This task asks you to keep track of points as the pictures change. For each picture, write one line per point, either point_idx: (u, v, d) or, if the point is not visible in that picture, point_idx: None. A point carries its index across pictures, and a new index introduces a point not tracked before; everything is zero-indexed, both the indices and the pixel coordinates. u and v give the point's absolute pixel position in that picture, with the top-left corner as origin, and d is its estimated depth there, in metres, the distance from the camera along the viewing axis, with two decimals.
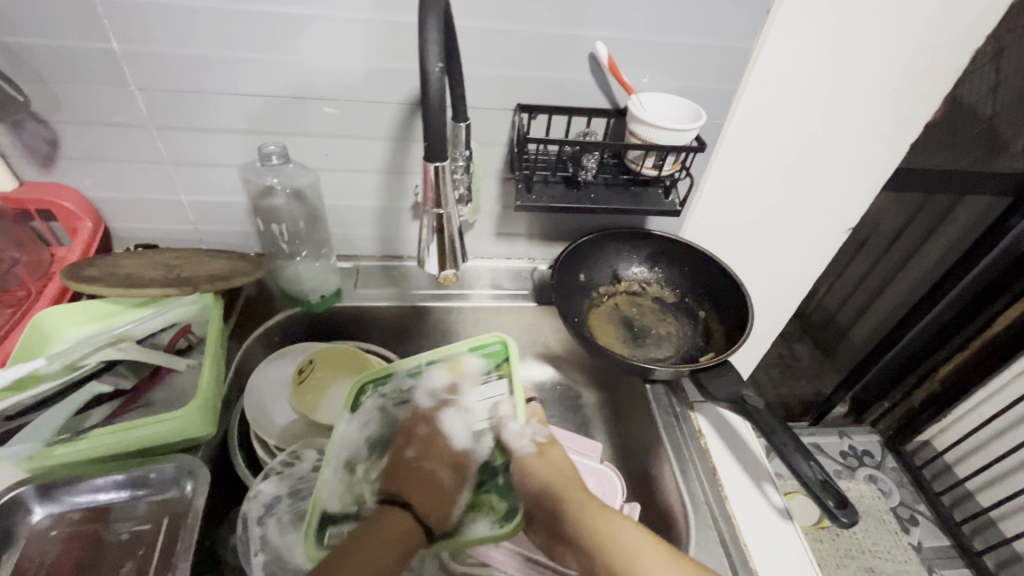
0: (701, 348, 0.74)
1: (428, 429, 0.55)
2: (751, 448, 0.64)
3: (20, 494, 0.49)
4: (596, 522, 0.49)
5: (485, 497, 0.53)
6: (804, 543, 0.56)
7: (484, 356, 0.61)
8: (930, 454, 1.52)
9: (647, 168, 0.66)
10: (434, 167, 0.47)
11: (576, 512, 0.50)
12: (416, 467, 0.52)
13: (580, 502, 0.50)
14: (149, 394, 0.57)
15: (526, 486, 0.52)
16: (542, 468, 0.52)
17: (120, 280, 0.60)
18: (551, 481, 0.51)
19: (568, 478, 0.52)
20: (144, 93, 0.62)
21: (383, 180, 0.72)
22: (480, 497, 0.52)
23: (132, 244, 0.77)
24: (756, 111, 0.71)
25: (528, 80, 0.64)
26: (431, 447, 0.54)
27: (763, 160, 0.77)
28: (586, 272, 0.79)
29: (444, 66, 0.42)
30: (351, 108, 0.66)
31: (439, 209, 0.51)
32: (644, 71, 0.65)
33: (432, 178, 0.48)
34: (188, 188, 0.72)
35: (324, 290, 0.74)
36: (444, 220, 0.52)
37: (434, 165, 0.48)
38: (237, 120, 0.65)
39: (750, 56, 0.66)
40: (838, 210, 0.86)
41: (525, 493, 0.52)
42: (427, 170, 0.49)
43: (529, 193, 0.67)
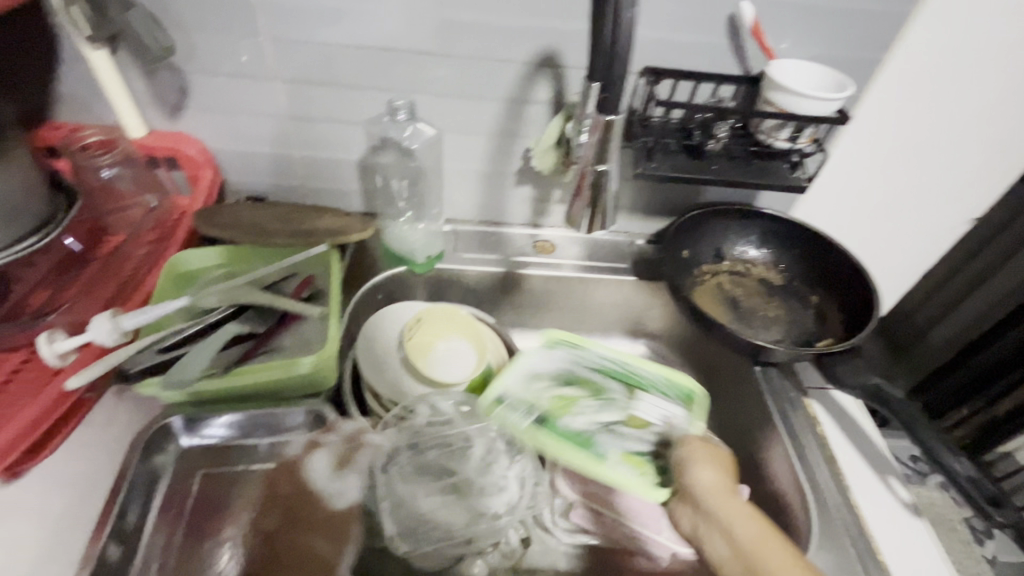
0: (814, 333, 0.71)
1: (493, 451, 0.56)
2: (871, 439, 0.61)
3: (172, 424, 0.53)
4: (718, 495, 0.51)
5: (642, 459, 0.57)
6: (934, 541, 0.54)
7: (674, 388, 0.64)
8: None
9: (780, 140, 0.63)
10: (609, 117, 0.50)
11: (710, 484, 0.52)
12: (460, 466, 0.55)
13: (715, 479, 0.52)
14: (276, 339, 0.58)
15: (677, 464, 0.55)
16: (684, 445, 0.55)
17: (249, 229, 0.62)
18: (698, 457, 0.54)
19: (714, 461, 0.54)
20: (273, 44, 0.63)
21: (493, 143, 0.71)
22: (639, 460, 0.57)
23: (242, 196, 0.79)
24: (899, 85, 0.66)
25: (659, 41, 0.61)
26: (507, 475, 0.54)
27: (893, 141, 0.72)
28: (690, 248, 0.76)
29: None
30: (471, 66, 0.64)
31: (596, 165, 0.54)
32: (785, 35, 0.61)
33: (603, 128, 0.51)
34: (301, 143, 0.72)
35: (430, 251, 0.74)
36: (601, 176, 0.55)
37: (605, 116, 0.51)
38: (358, 75, 0.65)
39: (905, 23, 0.61)
40: (964, 200, 0.80)
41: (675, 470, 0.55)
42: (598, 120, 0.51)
43: (648, 161, 0.65)
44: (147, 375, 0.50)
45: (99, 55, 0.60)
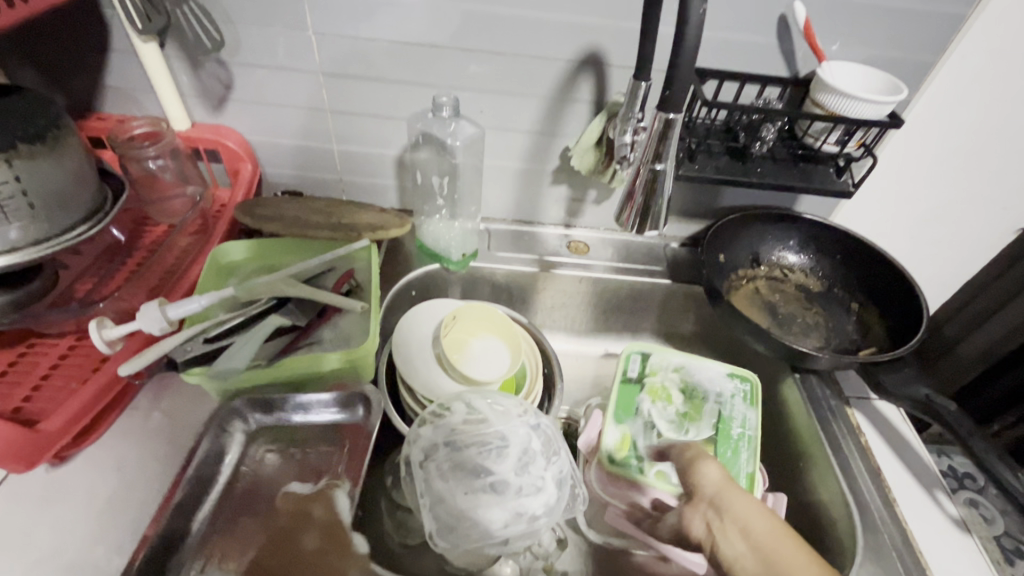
0: (856, 343, 0.69)
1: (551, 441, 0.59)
2: (918, 452, 0.59)
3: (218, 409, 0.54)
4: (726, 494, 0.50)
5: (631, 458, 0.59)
6: (985, 560, 0.52)
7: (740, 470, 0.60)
8: None
9: (828, 144, 0.61)
10: (665, 119, 0.48)
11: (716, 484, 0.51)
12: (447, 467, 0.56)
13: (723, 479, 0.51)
14: (316, 333, 0.58)
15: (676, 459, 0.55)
16: (690, 446, 0.55)
17: (291, 223, 0.63)
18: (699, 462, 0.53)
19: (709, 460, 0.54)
20: (319, 38, 0.63)
21: (532, 141, 0.71)
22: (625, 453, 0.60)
23: (279, 190, 0.79)
24: (951, 90, 0.64)
25: (708, 41, 0.60)
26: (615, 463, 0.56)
27: (942, 147, 0.70)
28: (727, 252, 0.75)
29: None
30: (515, 63, 0.64)
31: (653, 166, 0.51)
32: (837, 36, 0.60)
33: (659, 129, 0.49)
34: (341, 138, 0.73)
35: (465, 250, 0.73)
36: (658, 176, 0.52)
37: (666, 115, 0.48)
38: (402, 71, 0.65)
39: (963, 26, 0.59)
40: (1013, 209, 0.78)
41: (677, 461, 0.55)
42: (655, 122, 0.50)
43: (692, 162, 0.64)
44: (195, 363, 0.51)
45: (150, 47, 0.61)
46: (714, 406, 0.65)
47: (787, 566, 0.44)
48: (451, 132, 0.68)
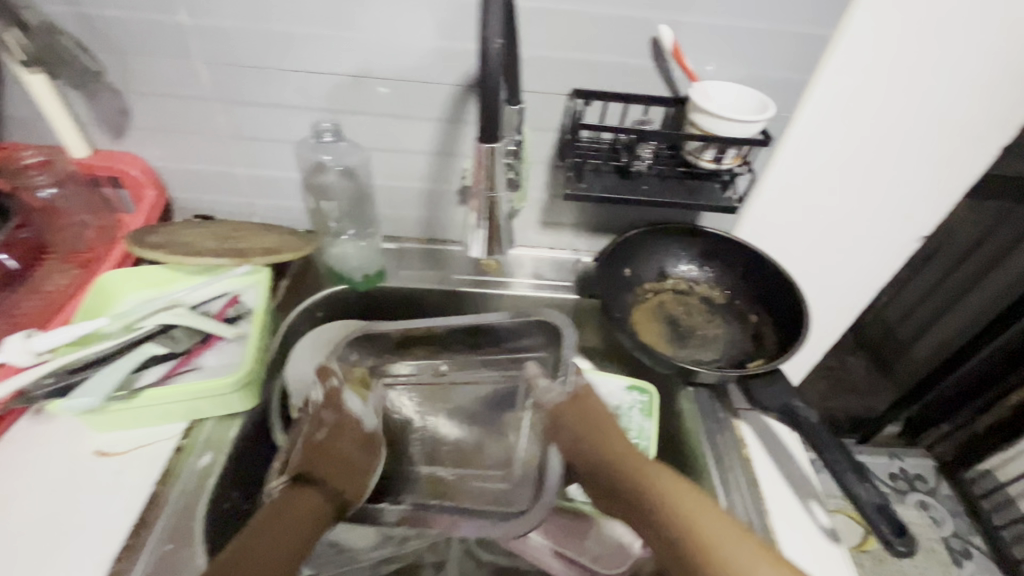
0: (750, 354, 0.70)
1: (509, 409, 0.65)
2: (798, 463, 0.60)
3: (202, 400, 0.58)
4: (615, 454, 0.51)
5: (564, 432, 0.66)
6: (851, 567, 0.53)
7: None
8: (992, 486, 1.41)
9: (705, 161, 0.63)
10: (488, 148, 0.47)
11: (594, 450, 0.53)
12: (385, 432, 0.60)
13: (598, 421, 0.56)
14: (198, 359, 0.58)
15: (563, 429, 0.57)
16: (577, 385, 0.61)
17: (179, 246, 0.63)
18: (586, 424, 0.55)
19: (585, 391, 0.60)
20: (209, 66, 0.64)
21: (432, 162, 0.72)
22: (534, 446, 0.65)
23: (190, 214, 0.80)
24: (829, 105, 0.66)
25: (587, 65, 0.62)
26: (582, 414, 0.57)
27: (831, 158, 0.72)
28: (632, 267, 0.77)
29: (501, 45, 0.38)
30: (405, 88, 0.65)
31: (490, 192, 0.52)
32: (710, 57, 0.62)
33: (486, 159, 0.48)
34: (245, 162, 0.73)
35: (367, 270, 0.75)
36: (495, 201, 0.53)
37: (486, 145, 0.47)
38: (295, 97, 0.66)
39: (828, 46, 0.61)
40: (911, 216, 0.80)
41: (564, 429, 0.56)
42: (481, 152, 0.49)
43: (579, 181, 0.65)
44: (55, 396, 0.50)
45: (35, 78, 0.62)
46: (613, 418, 0.67)
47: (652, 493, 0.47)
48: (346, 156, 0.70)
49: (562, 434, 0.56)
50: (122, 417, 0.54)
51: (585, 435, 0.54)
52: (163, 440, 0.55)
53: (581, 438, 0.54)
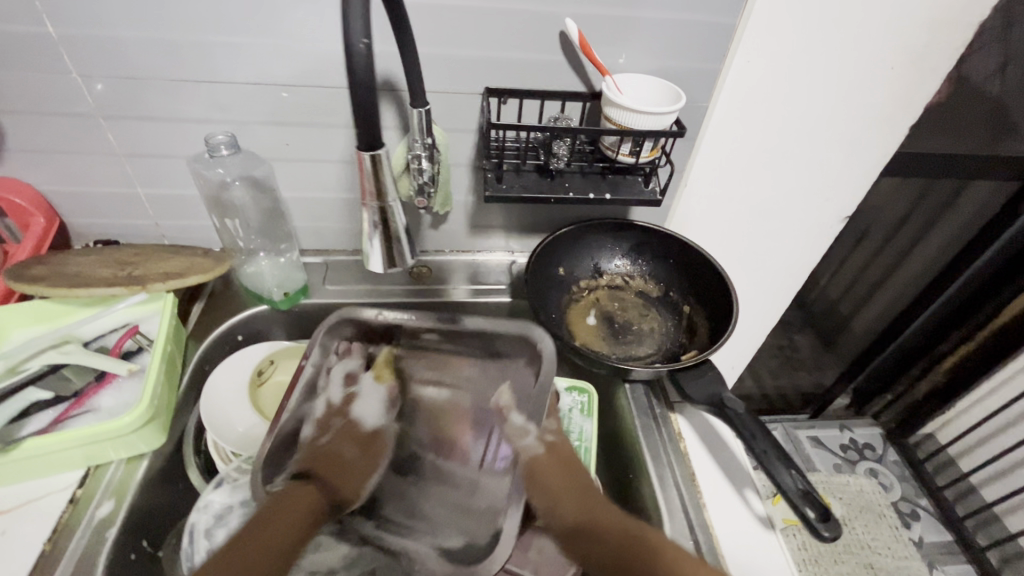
0: (685, 346, 0.70)
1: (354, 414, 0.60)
2: (734, 453, 0.61)
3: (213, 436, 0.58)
4: (590, 506, 0.53)
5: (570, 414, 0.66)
6: (786, 555, 0.53)
7: None
8: (933, 448, 1.47)
9: (624, 155, 0.62)
10: (368, 155, 0.45)
11: (574, 501, 0.53)
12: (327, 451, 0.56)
13: (570, 473, 0.55)
14: (92, 400, 0.53)
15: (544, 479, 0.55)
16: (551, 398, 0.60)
17: (66, 278, 0.57)
18: (556, 479, 0.55)
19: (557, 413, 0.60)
20: (89, 80, 0.59)
21: (348, 171, 0.69)
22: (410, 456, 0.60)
23: (91, 240, 0.74)
24: (742, 93, 0.67)
25: (498, 62, 0.60)
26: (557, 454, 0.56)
27: (751, 145, 0.73)
28: (566, 266, 0.76)
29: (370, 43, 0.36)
30: (310, 93, 0.62)
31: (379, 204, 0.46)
32: (621, 49, 0.61)
33: (367, 167, 0.45)
34: (145, 181, 0.68)
35: (286, 288, 0.70)
36: (386, 212, 0.48)
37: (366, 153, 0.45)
38: (191, 108, 0.62)
39: (734, 35, 0.61)
40: (831, 198, 0.82)
41: (548, 480, 0.55)
42: (363, 159, 0.46)
43: (499, 182, 0.63)
44: None
45: None
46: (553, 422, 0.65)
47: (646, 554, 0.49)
48: (236, 169, 0.64)
49: (540, 489, 0.54)
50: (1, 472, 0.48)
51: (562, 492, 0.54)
52: (55, 493, 0.50)
53: (545, 495, 0.54)
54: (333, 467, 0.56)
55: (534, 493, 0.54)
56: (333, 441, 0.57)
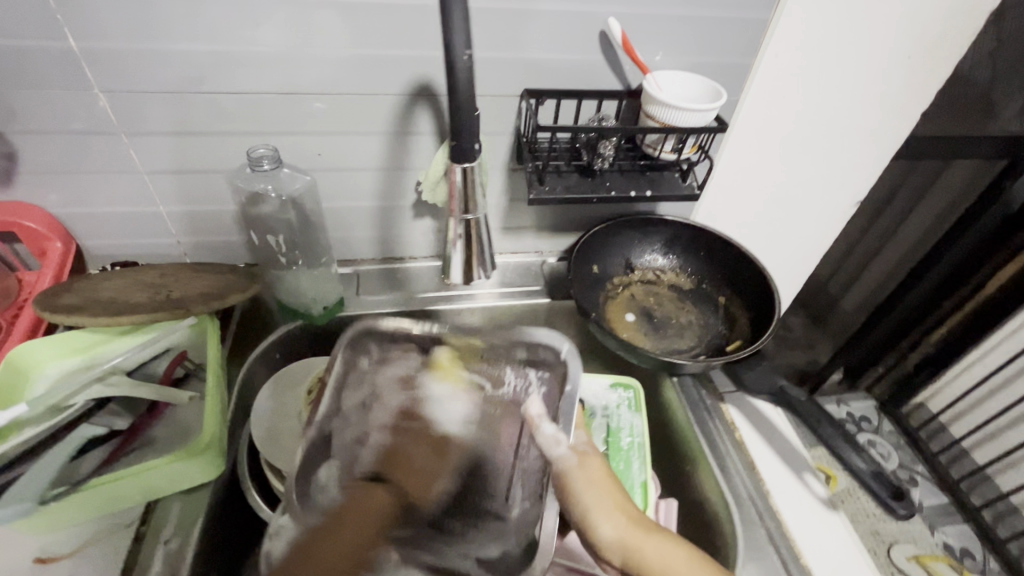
0: (725, 337, 0.72)
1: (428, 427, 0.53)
2: (786, 437, 0.63)
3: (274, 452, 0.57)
4: (637, 538, 0.47)
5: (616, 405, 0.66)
6: (848, 530, 0.57)
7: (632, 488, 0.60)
8: (926, 417, 1.54)
9: (666, 152, 0.63)
10: (461, 170, 0.46)
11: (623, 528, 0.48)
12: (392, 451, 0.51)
13: (598, 482, 0.50)
14: (148, 432, 0.52)
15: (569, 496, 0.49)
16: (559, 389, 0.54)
17: (102, 305, 0.55)
18: (599, 495, 0.48)
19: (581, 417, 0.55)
20: (112, 96, 0.56)
21: (381, 179, 0.67)
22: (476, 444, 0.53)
23: (107, 262, 0.70)
24: (772, 85, 0.68)
25: (537, 64, 0.60)
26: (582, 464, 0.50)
27: (776, 136, 0.74)
28: (600, 263, 0.76)
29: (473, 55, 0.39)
30: (344, 102, 0.60)
31: (467, 215, 0.49)
32: (658, 47, 0.61)
33: (459, 183, 0.47)
34: (167, 199, 0.65)
35: (325, 301, 0.70)
36: (475, 226, 0.50)
37: (461, 167, 0.46)
38: (219, 121, 0.59)
39: (768, 30, 0.62)
40: (847, 185, 0.85)
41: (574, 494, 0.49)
42: (454, 176, 0.47)
43: (542, 184, 0.63)
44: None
45: None
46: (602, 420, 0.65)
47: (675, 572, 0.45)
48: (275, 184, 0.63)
49: (573, 502, 0.49)
50: (61, 515, 0.46)
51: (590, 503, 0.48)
52: (118, 530, 0.48)
53: (588, 513, 0.48)
54: (405, 469, 0.50)
55: (574, 509, 0.48)
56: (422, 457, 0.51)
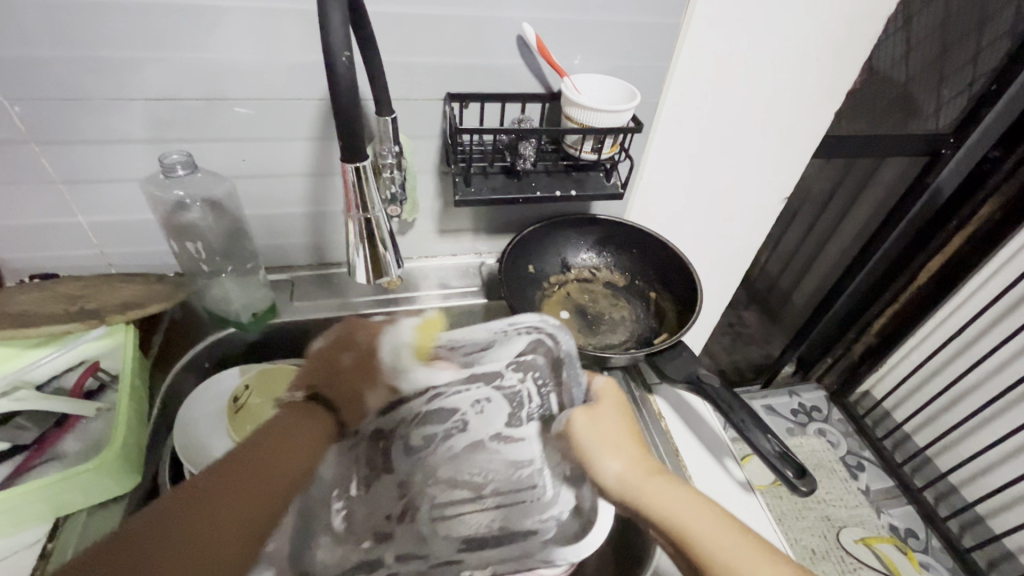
0: (655, 330, 0.75)
1: (367, 338, 0.60)
2: (711, 425, 0.66)
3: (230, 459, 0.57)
4: (641, 479, 0.52)
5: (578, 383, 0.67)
6: (767, 512, 0.59)
7: None
8: (871, 403, 1.60)
9: (586, 152, 0.65)
10: (354, 169, 0.45)
11: (630, 469, 0.53)
12: (350, 376, 0.60)
13: (614, 434, 0.56)
14: (56, 445, 0.51)
15: (585, 440, 0.56)
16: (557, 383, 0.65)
17: (8, 318, 0.53)
18: (612, 440, 0.55)
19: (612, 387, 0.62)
20: (18, 104, 0.54)
21: (310, 184, 0.67)
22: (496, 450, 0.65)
23: (27, 276, 0.68)
24: (689, 88, 0.71)
25: (457, 67, 0.61)
26: (601, 417, 0.57)
27: (698, 137, 0.77)
28: (535, 263, 0.77)
29: (353, 55, 0.39)
30: (266, 108, 0.60)
31: (364, 214, 0.49)
32: (576, 52, 0.63)
33: (353, 180, 0.46)
34: (87, 208, 0.63)
35: (254, 308, 0.69)
36: (376, 224, 0.51)
37: (354, 167, 0.45)
38: (137, 127, 0.58)
39: (680, 33, 0.64)
40: (772, 183, 0.89)
41: (586, 438, 0.56)
42: (346, 173, 0.46)
43: (468, 186, 0.64)
44: None
45: None
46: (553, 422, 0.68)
47: (669, 508, 0.49)
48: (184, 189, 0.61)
49: (591, 442, 0.56)
50: None
51: (600, 445, 0.55)
52: (24, 548, 0.48)
53: (599, 454, 0.55)
54: (330, 378, 0.60)
55: (587, 455, 0.56)
56: (352, 364, 0.60)
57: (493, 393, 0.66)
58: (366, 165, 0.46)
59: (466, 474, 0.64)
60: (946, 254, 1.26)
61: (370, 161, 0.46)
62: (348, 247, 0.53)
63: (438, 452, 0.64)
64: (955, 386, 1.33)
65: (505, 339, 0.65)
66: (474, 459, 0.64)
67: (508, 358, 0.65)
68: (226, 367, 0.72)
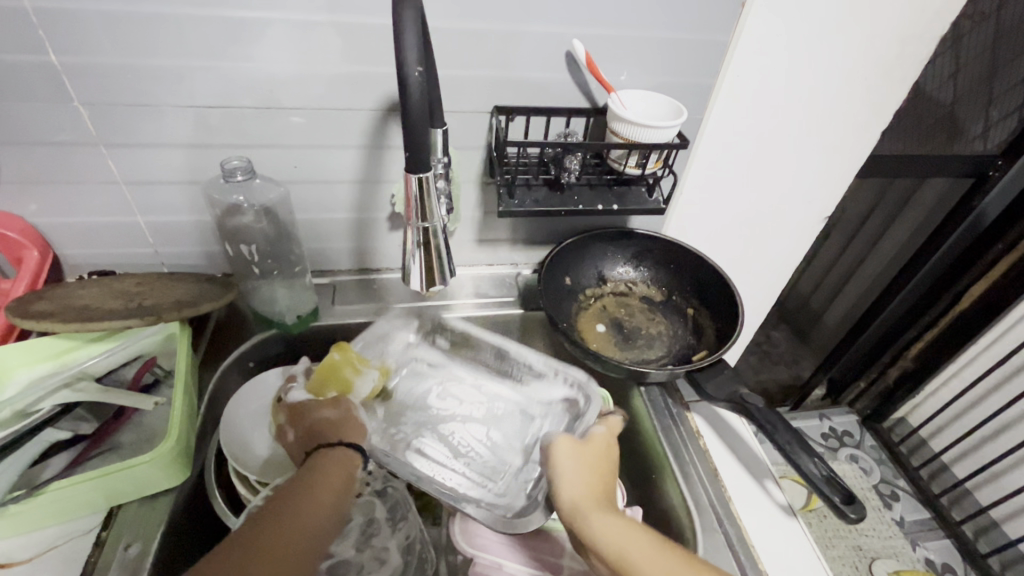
0: (692, 347, 0.74)
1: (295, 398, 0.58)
2: (749, 445, 0.64)
3: (273, 460, 0.58)
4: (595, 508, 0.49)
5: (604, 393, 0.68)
6: (809, 538, 0.58)
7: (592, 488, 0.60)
8: (906, 431, 1.54)
9: (630, 167, 0.65)
10: (416, 179, 0.46)
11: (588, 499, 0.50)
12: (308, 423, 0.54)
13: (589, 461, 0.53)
14: (112, 437, 0.53)
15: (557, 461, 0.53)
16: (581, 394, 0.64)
17: (74, 312, 0.55)
18: (579, 468, 0.52)
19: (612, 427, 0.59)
20: (92, 109, 0.57)
21: (357, 191, 0.69)
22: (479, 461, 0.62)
23: (86, 271, 0.71)
24: (734, 105, 0.71)
25: (507, 81, 0.62)
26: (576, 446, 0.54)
27: (741, 153, 0.77)
28: (573, 275, 0.77)
29: (424, 70, 0.40)
30: (320, 117, 0.62)
31: (424, 223, 0.50)
32: (623, 68, 0.64)
33: (415, 191, 0.47)
34: (145, 209, 0.66)
35: (299, 310, 0.71)
36: (433, 232, 0.51)
37: (415, 176, 0.46)
38: (201, 133, 0.61)
39: (728, 51, 0.65)
40: (814, 202, 0.88)
41: (556, 460, 0.53)
42: (409, 184, 0.47)
43: (512, 197, 0.65)
44: None
45: None
46: None
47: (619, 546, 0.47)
48: (243, 195, 0.63)
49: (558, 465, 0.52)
50: (22, 519, 0.47)
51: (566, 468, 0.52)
52: (80, 535, 0.50)
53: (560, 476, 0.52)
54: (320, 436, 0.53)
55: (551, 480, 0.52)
56: (302, 424, 0.55)
57: (515, 408, 0.67)
58: (426, 175, 0.47)
59: (456, 440, 0.64)
60: (991, 278, 1.22)
61: (435, 172, 0.46)
62: (404, 253, 0.54)
63: (446, 416, 0.66)
64: (999, 416, 1.28)
65: (549, 379, 0.67)
66: (469, 437, 0.65)
67: (544, 395, 0.67)
68: (266, 367, 0.73)
